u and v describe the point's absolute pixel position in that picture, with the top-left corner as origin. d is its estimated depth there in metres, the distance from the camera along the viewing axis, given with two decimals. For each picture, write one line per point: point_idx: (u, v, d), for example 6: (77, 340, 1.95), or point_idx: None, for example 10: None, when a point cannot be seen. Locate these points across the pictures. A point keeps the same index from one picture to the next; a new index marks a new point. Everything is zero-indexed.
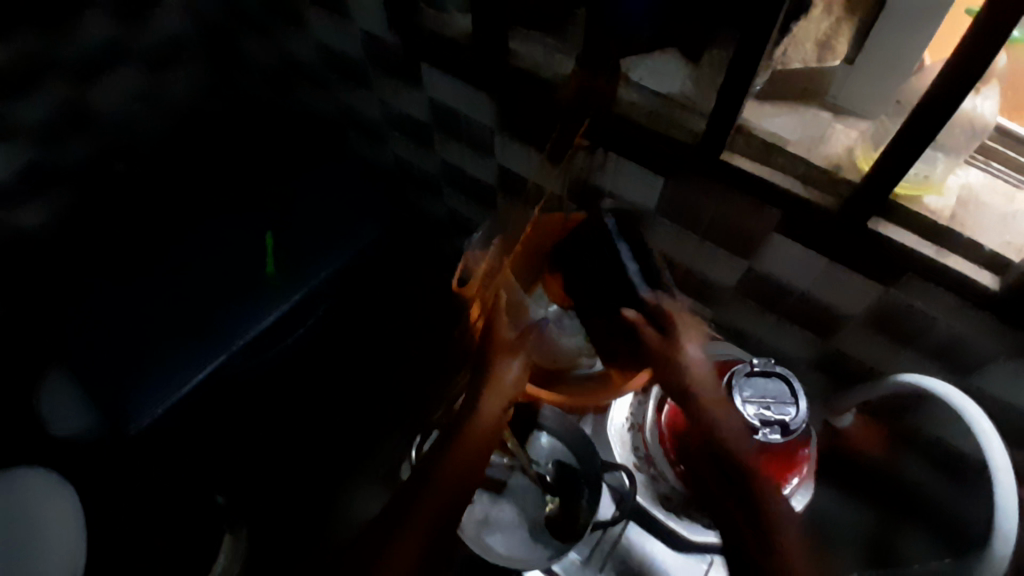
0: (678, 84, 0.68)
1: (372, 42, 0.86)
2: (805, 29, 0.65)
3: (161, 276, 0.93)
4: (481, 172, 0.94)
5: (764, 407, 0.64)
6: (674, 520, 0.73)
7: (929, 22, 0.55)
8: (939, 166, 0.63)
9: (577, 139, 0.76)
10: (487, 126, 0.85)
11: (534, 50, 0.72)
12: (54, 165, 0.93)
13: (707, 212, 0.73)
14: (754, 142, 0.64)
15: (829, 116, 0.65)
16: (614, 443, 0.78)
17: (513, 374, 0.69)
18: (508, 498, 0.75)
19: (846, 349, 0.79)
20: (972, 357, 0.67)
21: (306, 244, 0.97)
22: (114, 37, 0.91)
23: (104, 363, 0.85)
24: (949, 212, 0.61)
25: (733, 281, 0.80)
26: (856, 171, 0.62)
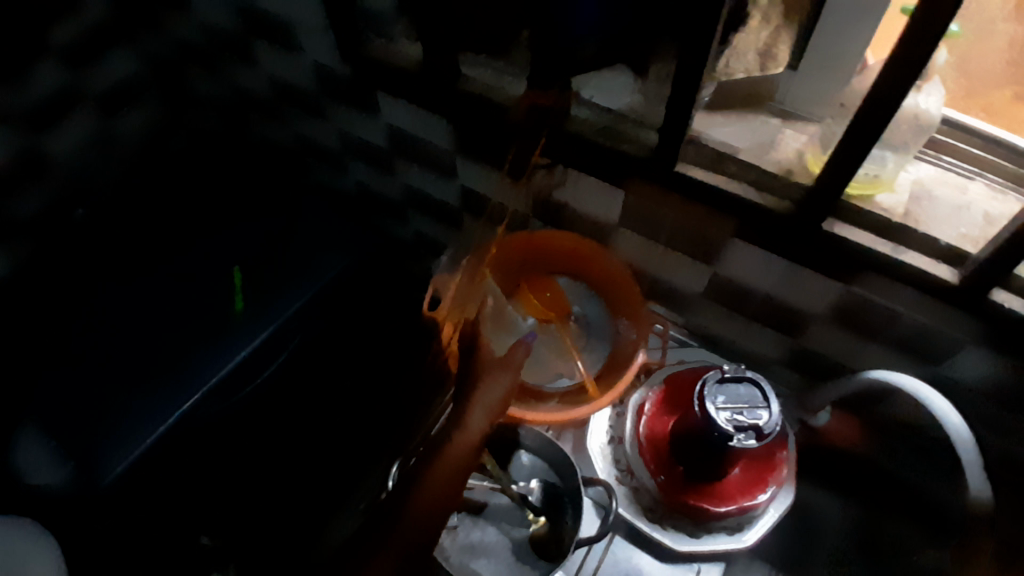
0: (626, 100, 0.70)
1: (324, 74, 0.88)
2: (745, 41, 0.62)
3: (130, 322, 0.93)
4: (443, 194, 0.94)
5: (738, 413, 0.63)
6: (659, 531, 0.73)
7: (867, 20, 0.56)
8: (889, 164, 0.65)
9: (535, 157, 0.76)
10: (446, 148, 0.85)
11: (484, 74, 0.74)
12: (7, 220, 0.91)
13: (669, 223, 0.73)
14: (705, 151, 0.65)
15: (778, 122, 0.66)
16: (595, 459, 0.77)
17: (499, 393, 0.69)
18: (491, 520, 0.74)
19: (812, 347, 0.79)
20: (939, 345, 0.67)
21: (275, 274, 0.97)
22: (67, 82, 0.90)
23: (74, 411, 0.85)
24: (902, 209, 0.62)
25: (700, 287, 0.81)
26: (807, 175, 0.63)
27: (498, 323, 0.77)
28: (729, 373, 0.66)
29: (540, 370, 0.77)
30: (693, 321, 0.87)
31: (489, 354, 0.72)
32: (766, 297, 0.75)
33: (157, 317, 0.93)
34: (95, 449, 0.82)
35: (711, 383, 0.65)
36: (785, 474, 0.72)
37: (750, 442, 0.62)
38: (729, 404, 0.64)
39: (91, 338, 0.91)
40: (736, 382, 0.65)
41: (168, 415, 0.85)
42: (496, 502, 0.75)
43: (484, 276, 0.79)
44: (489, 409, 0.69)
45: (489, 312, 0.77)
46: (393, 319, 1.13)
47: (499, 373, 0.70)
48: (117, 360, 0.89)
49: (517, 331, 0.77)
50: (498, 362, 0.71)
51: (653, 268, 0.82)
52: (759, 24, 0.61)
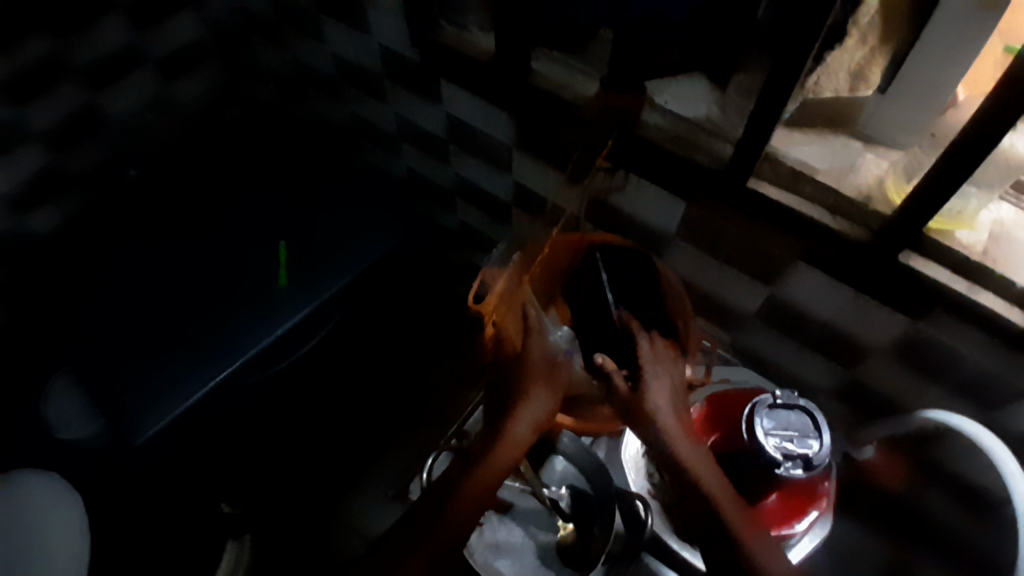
0: (703, 107, 0.67)
1: (391, 56, 0.87)
2: (839, 59, 0.60)
3: (176, 283, 0.93)
4: (496, 189, 0.94)
5: (787, 440, 0.61)
6: (689, 552, 0.70)
7: (971, 46, 0.52)
8: (972, 202, 0.61)
9: (599, 160, 0.75)
10: (504, 143, 0.85)
11: (557, 70, 0.72)
12: (60, 170, 0.93)
13: (732, 240, 0.72)
14: (782, 169, 0.63)
15: (858, 146, 0.64)
16: (627, 469, 0.76)
17: (544, 409, 0.69)
18: (518, 522, 0.73)
19: (870, 381, 0.76)
20: (998, 391, 0.65)
21: (320, 253, 0.97)
22: (132, 43, 0.92)
23: (114, 369, 0.86)
24: (981, 247, 0.60)
25: (753, 307, 0.79)
26: (888, 205, 0.61)
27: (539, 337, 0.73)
28: (780, 400, 0.64)
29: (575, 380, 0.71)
30: (740, 340, 0.86)
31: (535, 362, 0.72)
32: (823, 324, 0.73)
33: (202, 281, 0.94)
34: (135, 407, 0.83)
35: (761, 407, 0.64)
36: (825, 505, 0.69)
37: (797, 471, 0.60)
38: (778, 431, 0.62)
39: (135, 295, 0.91)
40: (788, 410, 0.64)
41: (207, 382, 0.85)
42: (524, 504, 0.74)
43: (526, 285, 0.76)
44: (535, 421, 0.69)
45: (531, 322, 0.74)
46: (393, 321, 1.13)
47: (547, 388, 0.70)
48: (161, 320, 0.90)
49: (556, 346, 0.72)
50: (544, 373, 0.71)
51: (708, 283, 0.81)
52: (856, 44, 0.59)
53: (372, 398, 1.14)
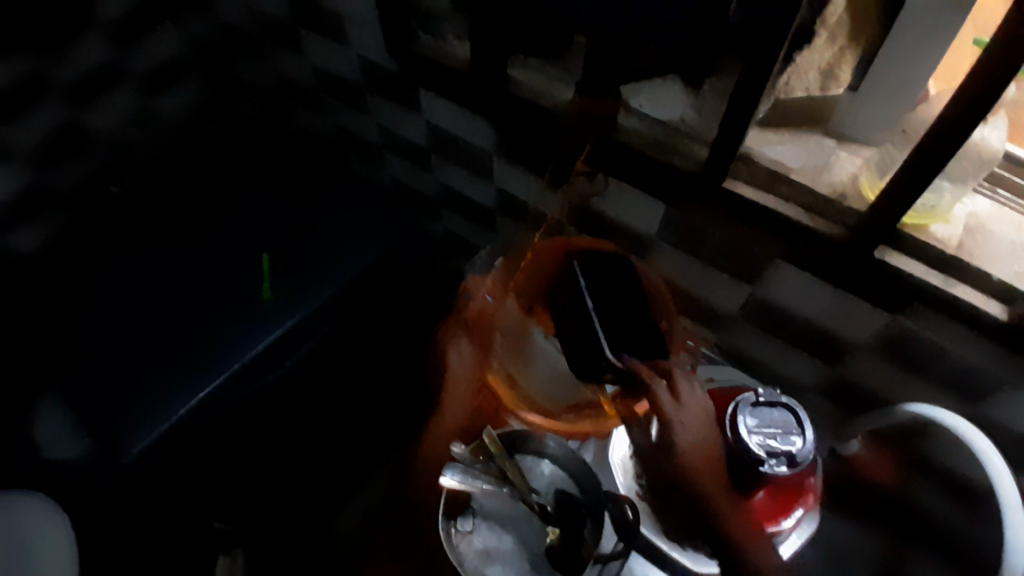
0: (680, 111, 0.67)
1: (370, 67, 0.87)
2: (808, 58, 0.62)
3: (161, 299, 0.93)
4: (479, 195, 0.93)
5: (770, 438, 0.62)
6: (678, 551, 0.72)
7: (940, 43, 0.54)
8: (946, 196, 0.61)
9: (577, 165, 0.75)
10: (485, 149, 0.85)
11: (535, 78, 0.72)
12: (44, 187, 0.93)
13: (712, 240, 0.72)
14: (757, 170, 0.63)
15: (832, 144, 0.64)
16: (616, 472, 0.76)
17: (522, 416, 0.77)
18: (508, 527, 0.73)
19: (855, 377, 0.77)
20: (981, 384, 0.66)
21: (304, 268, 0.97)
22: (111, 61, 0.91)
23: (99, 387, 0.85)
24: (956, 241, 0.60)
25: (736, 306, 0.79)
26: (862, 201, 0.61)
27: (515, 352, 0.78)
28: (763, 398, 0.65)
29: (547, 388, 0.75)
30: (724, 340, 0.86)
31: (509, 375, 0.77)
32: (805, 321, 0.74)
33: (186, 296, 0.93)
34: (121, 425, 0.82)
35: (745, 405, 0.65)
36: (811, 501, 0.70)
37: (782, 469, 0.61)
38: (763, 428, 0.63)
39: (119, 312, 0.91)
40: (770, 407, 0.64)
41: (191, 397, 0.85)
42: (513, 510, 0.74)
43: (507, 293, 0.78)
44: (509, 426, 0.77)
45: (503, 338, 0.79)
46: (394, 319, 1.12)
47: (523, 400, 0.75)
48: (146, 337, 0.89)
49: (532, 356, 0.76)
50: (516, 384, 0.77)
51: (692, 285, 0.81)
52: (826, 44, 0.61)
53: (372, 398, 1.09)
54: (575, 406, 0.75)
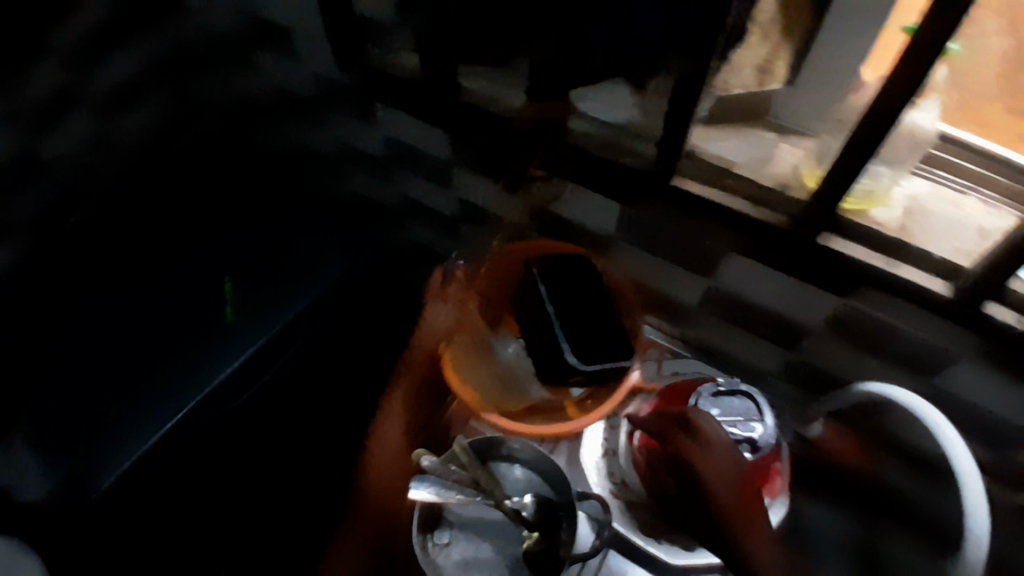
0: (627, 113, 0.69)
1: (325, 82, 0.88)
2: (745, 56, 0.62)
3: (123, 327, 0.91)
4: (440, 204, 0.94)
5: (731, 425, 0.65)
6: (654, 545, 0.73)
7: (865, 37, 0.56)
8: (883, 179, 0.64)
9: (532, 170, 0.76)
10: (444, 159, 0.85)
11: (483, 85, 0.74)
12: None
13: (666, 237, 0.74)
14: (704, 166, 0.66)
15: (773, 136, 0.67)
16: (589, 472, 0.77)
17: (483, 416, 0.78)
18: (486, 536, 0.73)
19: (814, 360, 0.79)
20: (934, 361, 0.68)
21: (270, 287, 0.96)
22: (66, 87, 0.86)
23: (62, 423, 0.83)
24: (897, 223, 0.63)
25: (696, 300, 0.81)
26: (804, 189, 0.64)
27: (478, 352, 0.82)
28: (724, 387, 0.68)
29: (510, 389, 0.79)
30: (688, 333, 0.88)
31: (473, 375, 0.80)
32: (762, 309, 0.76)
33: (150, 322, 0.92)
34: (89, 457, 0.81)
35: (705, 396, 0.68)
36: (778, 487, 0.71)
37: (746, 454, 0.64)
38: (727, 416, 0.66)
39: (81, 344, 0.89)
40: (731, 395, 0.68)
41: (161, 425, 0.84)
42: (488, 517, 0.74)
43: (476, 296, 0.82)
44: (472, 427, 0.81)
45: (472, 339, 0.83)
46: None
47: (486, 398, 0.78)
48: (110, 366, 0.88)
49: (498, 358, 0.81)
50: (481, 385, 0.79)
51: (652, 280, 0.83)
52: (759, 40, 0.61)
53: None
54: (540, 408, 0.76)
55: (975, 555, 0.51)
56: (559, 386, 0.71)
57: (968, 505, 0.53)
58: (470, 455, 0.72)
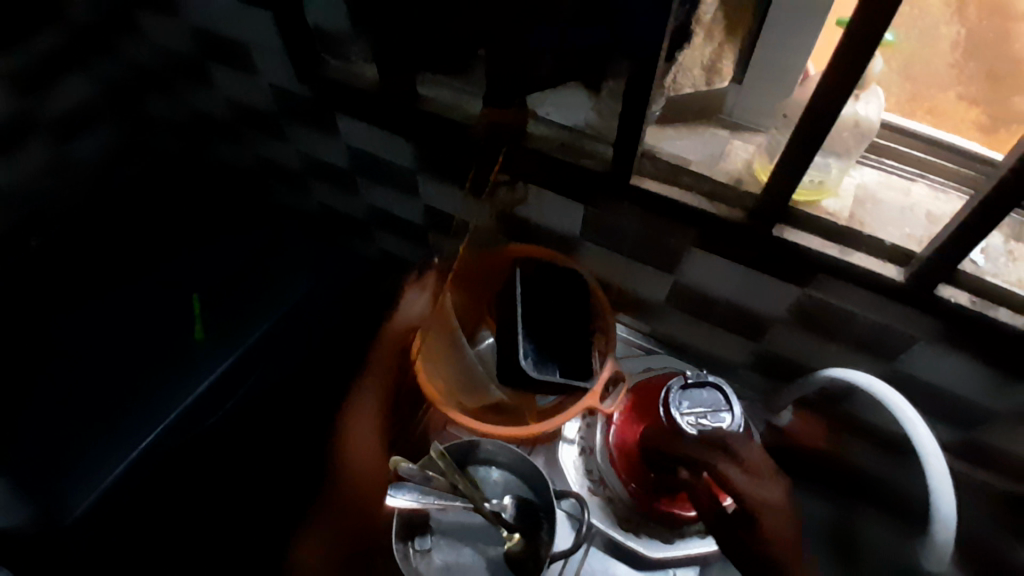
0: (583, 115, 0.71)
1: (283, 96, 0.87)
2: (691, 57, 0.62)
3: (88, 352, 0.90)
4: (407, 213, 0.95)
5: (701, 417, 0.66)
6: (633, 539, 0.74)
7: (808, 33, 0.58)
8: (832, 170, 0.66)
9: (494, 176, 0.77)
10: (408, 167, 0.86)
11: (444, 93, 0.75)
12: None
13: (629, 235, 0.75)
14: (660, 165, 0.67)
15: (727, 133, 0.69)
16: (567, 470, 0.78)
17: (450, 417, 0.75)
18: (467, 541, 0.73)
19: (778, 349, 0.81)
20: (892, 344, 0.70)
21: (241, 308, 0.97)
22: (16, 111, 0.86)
23: (29, 454, 0.81)
24: (847, 213, 0.64)
25: (662, 296, 0.83)
26: (756, 184, 0.65)
27: (441, 354, 0.80)
28: (692, 379, 0.68)
29: (474, 392, 0.79)
30: (658, 328, 0.90)
31: (437, 379, 0.77)
32: (727, 302, 0.77)
33: (116, 345, 0.91)
34: (56, 488, 0.79)
35: (674, 389, 0.68)
36: None
37: None
38: (693, 408, 0.67)
39: (53, 367, 0.88)
40: (699, 387, 0.68)
41: (129, 450, 0.82)
42: (468, 521, 0.74)
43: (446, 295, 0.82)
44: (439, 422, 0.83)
45: (437, 339, 0.81)
46: None
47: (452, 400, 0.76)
48: (76, 393, 0.86)
49: (465, 359, 0.81)
50: (448, 390, 0.77)
51: (619, 277, 0.84)
52: (704, 41, 0.61)
53: None
54: (501, 406, 0.78)
55: (942, 535, 0.54)
56: (527, 392, 0.74)
57: (933, 483, 0.55)
58: (447, 459, 0.72)
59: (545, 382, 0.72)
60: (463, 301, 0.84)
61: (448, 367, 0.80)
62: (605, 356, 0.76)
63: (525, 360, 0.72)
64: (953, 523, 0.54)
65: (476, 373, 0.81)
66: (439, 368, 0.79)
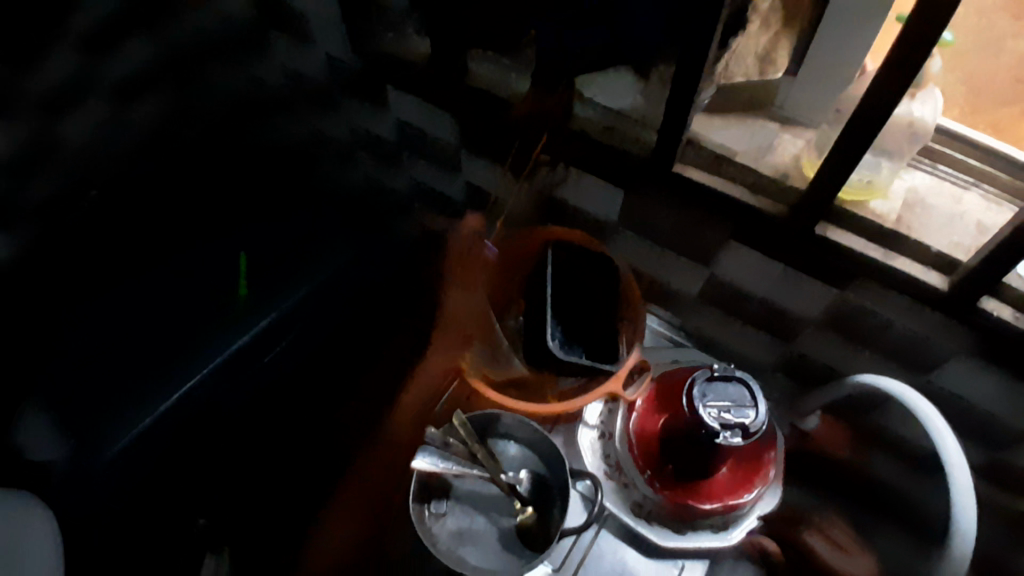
0: (631, 99, 0.69)
1: (337, 66, 0.89)
2: (746, 45, 0.64)
3: (137, 300, 0.95)
4: (448, 190, 0.96)
5: (724, 411, 0.64)
6: (644, 526, 0.74)
7: (867, 25, 0.57)
8: (882, 171, 0.65)
9: (536, 154, 0.79)
10: (452, 143, 0.87)
11: (489, 70, 0.75)
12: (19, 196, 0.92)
13: (667, 225, 0.75)
14: (705, 153, 0.66)
15: (776, 127, 0.67)
16: (585, 452, 0.78)
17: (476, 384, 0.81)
18: (481, 510, 0.75)
19: (806, 352, 0.80)
20: (931, 354, 0.67)
21: (282, 266, 1.00)
22: (84, 66, 0.89)
23: (81, 387, 0.87)
24: (895, 216, 0.63)
25: (696, 289, 0.82)
26: (802, 179, 0.64)
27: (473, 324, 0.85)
28: (718, 372, 0.67)
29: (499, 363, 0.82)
30: (688, 323, 0.89)
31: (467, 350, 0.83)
32: (761, 300, 0.77)
33: (164, 294, 0.96)
34: (103, 421, 0.84)
35: (699, 382, 0.66)
36: (772, 475, 0.73)
37: (736, 440, 0.63)
38: (715, 402, 0.65)
39: (109, 310, 0.93)
40: (725, 381, 0.66)
41: (168, 394, 0.87)
42: (483, 491, 0.76)
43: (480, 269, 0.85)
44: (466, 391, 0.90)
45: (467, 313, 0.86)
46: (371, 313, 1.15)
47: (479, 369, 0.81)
48: (124, 337, 0.91)
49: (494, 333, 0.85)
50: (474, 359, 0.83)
51: (652, 268, 0.84)
52: (759, 29, 0.63)
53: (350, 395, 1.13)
54: (522, 380, 0.80)
55: (960, 548, 0.52)
56: (548, 371, 0.76)
57: (955, 496, 0.54)
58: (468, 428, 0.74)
59: (570, 363, 0.72)
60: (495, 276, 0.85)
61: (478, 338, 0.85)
62: (631, 344, 0.77)
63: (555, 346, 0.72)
64: (973, 537, 0.53)
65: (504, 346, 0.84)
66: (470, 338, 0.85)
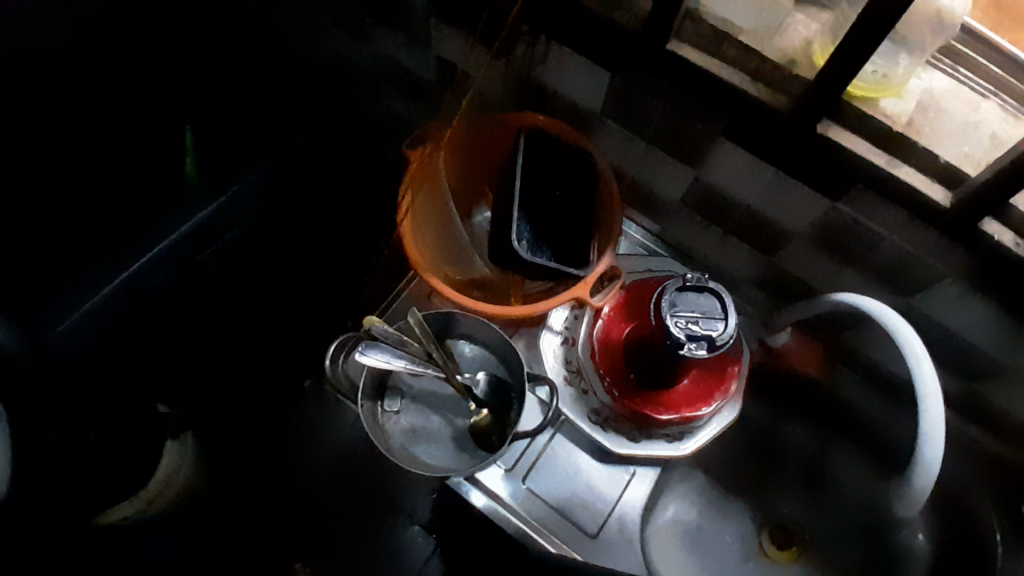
0: None
1: None
2: None
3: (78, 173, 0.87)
4: (417, 65, 0.85)
5: (692, 322, 0.61)
6: (600, 433, 0.72)
7: None
8: (901, 65, 0.57)
9: (516, 22, 0.67)
10: (418, 8, 0.76)
11: None
12: None
13: (655, 117, 0.67)
14: (705, 32, 0.58)
15: (790, 5, 0.58)
16: (546, 357, 0.75)
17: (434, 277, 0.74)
18: (435, 410, 0.74)
19: (786, 266, 0.76)
20: (919, 277, 0.64)
21: None
22: None
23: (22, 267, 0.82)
24: (906, 118, 0.56)
25: (679, 195, 0.76)
26: (811, 68, 0.57)
27: (435, 217, 0.78)
28: (691, 282, 0.62)
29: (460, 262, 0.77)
30: (667, 231, 0.83)
31: (424, 243, 0.74)
32: (746, 209, 0.71)
33: None
34: None
35: (669, 291, 0.62)
36: (732, 390, 0.71)
37: (700, 352, 0.60)
38: (683, 312, 0.61)
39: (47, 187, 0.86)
40: (697, 292, 0.62)
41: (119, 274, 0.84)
42: (437, 390, 0.74)
43: (443, 153, 0.74)
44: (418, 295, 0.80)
45: (428, 205, 0.77)
46: None
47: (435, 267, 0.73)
48: None
49: (457, 229, 0.78)
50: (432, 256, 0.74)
51: (635, 168, 0.77)
52: None
53: None
54: (486, 282, 0.76)
55: (920, 480, 0.54)
56: (513, 273, 0.71)
57: (924, 428, 0.53)
58: (426, 329, 0.69)
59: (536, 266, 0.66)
60: (462, 165, 0.77)
61: (434, 232, 0.77)
62: (603, 249, 0.71)
63: (518, 245, 0.66)
64: (936, 468, 0.54)
65: (467, 244, 0.78)
66: (429, 231, 0.77)
